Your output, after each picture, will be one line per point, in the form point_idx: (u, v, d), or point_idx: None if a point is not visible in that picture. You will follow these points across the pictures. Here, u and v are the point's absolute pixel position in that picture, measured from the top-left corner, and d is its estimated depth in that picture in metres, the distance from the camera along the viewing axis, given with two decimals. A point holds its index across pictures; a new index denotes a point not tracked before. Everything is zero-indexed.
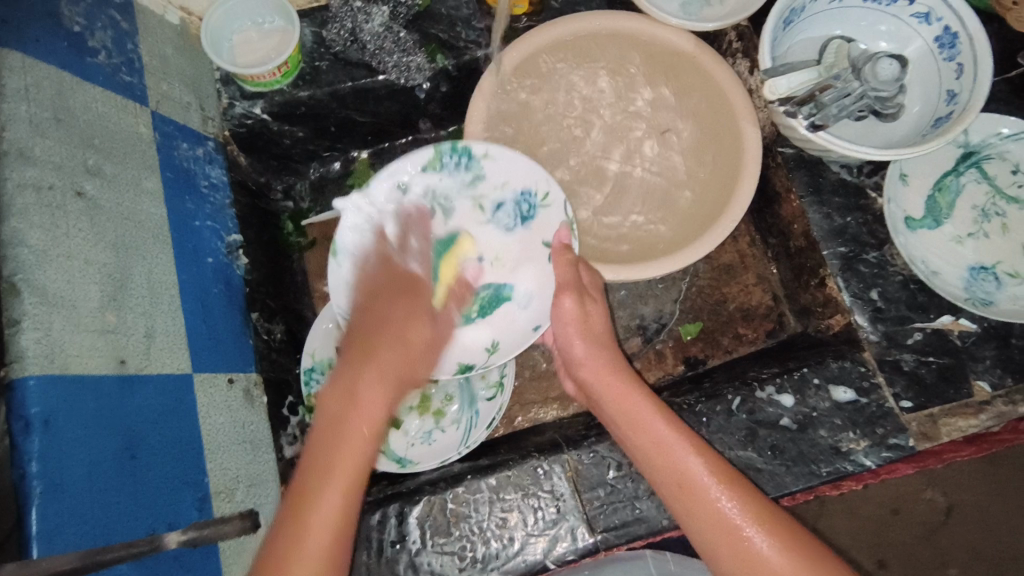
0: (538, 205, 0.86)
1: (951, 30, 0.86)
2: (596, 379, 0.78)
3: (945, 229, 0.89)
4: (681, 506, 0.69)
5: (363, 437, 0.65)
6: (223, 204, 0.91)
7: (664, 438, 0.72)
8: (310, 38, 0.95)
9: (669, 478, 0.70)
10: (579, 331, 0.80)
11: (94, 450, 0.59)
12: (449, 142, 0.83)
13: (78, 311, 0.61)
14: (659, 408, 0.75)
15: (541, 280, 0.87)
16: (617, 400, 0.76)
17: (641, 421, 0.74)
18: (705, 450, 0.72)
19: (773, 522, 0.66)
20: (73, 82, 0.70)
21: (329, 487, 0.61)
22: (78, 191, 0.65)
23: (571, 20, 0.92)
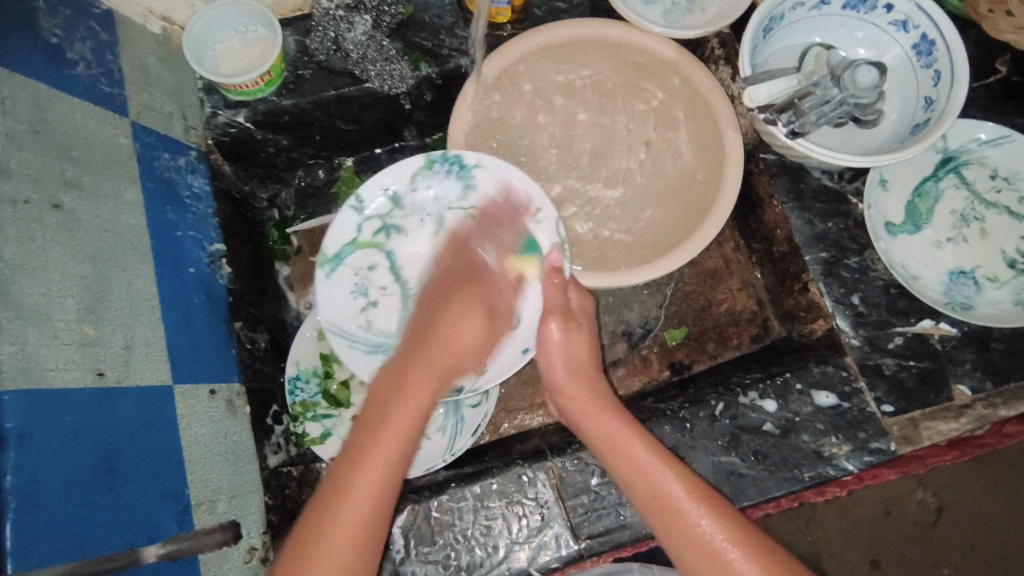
0: (530, 223, 0.86)
1: (928, 38, 0.87)
2: (580, 402, 0.80)
3: (925, 234, 0.89)
4: (662, 523, 0.71)
5: (392, 452, 0.71)
6: (205, 213, 0.90)
7: (645, 462, 0.74)
8: (294, 47, 0.96)
9: (648, 496, 0.72)
10: (564, 356, 0.82)
11: (71, 464, 0.58)
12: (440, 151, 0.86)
13: (55, 324, 0.60)
14: (638, 429, 0.77)
15: (531, 301, 0.87)
16: (596, 420, 0.78)
17: (620, 441, 0.76)
18: (683, 471, 0.73)
19: (748, 537, 0.68)
20: (50, 94, 0.70)
21: (359, 500, 0.67)
22: (55, 204, 0.65)
23: (554, 29, 0.93)
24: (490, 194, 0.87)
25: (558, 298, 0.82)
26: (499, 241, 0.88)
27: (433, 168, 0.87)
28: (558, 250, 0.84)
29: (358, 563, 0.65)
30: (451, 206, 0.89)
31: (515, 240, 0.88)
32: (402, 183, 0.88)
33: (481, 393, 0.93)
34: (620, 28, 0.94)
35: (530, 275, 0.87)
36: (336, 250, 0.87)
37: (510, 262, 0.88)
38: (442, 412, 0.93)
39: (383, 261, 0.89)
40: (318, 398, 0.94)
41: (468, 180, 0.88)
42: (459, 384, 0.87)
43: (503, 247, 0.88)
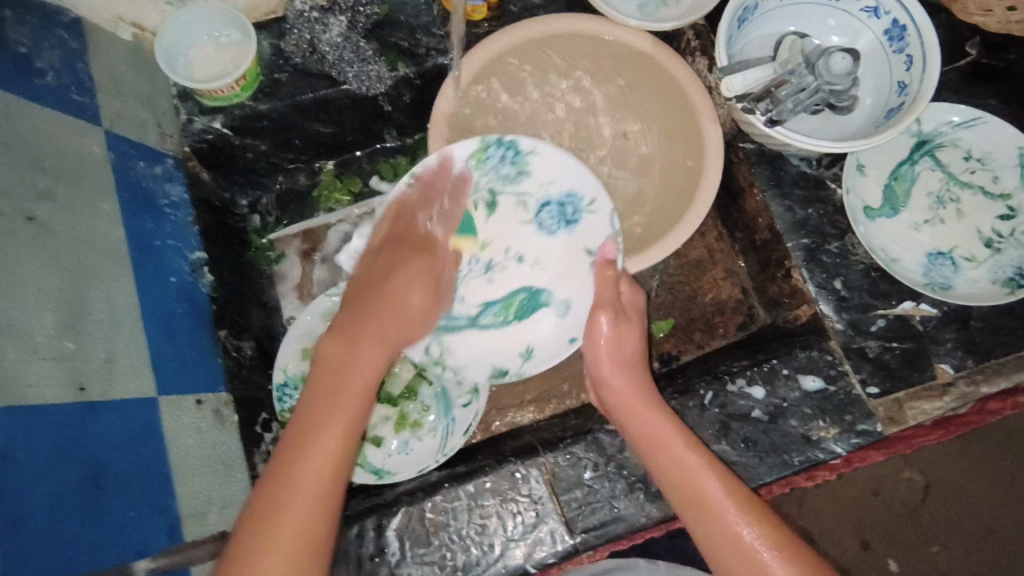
0: (583, 209, 0.85)
1: (899, 23, 0.88)
2: (622, 406, 0.79)
3: (903, 217, 0.91)
4: (704, 531, 0.71)
5: (353, 417, 0.68)
6: (185, 221, 0.89)
7: (694, 468, 0.73)
8: (269, 50, 0.94)
9: (690, 500, 0.72)
10: (611, 349, 0.81)
11: (56, 481, 0.58)
12: (494, 135, 0.83)
13: (33, 339, 0.59)
14: (688, 436, 0.76)
15: (581, 289, 0.86)
16: (639, 420, 0.77)
17: (665, 444, 0.75)
18: (727, 477, 0.73)
19: (793, 551, 0.67)
20: (20, 105, 0.68)
21: (322, 445, 0.64)
22: (28, 217, 0.64)
23: (536, 22, 0.93)
24: (551, 174, 0.85)
25: (611, 293, 0.81)
26: (550, 228, 0.87)
27: (489, 154, 0.85)
28: (613, 241, 0.82)
29: (326, 506, 0.62)
30: (503, 191, 0.87)
31: (567, 228, 0.86)
32: (465, 167, 0.84)
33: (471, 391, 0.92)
34: (595, 22, 0.94)
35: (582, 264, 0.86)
36: (387, 231, 0.85)
37: (567, 248, 0.86)
38: (434, 415, 0.93)
39: (439, 241, 0.87)
40: None
41: (522, 168, 0.86)
42: (505, 372, 0.88)
43: (558, 233, 0.87)
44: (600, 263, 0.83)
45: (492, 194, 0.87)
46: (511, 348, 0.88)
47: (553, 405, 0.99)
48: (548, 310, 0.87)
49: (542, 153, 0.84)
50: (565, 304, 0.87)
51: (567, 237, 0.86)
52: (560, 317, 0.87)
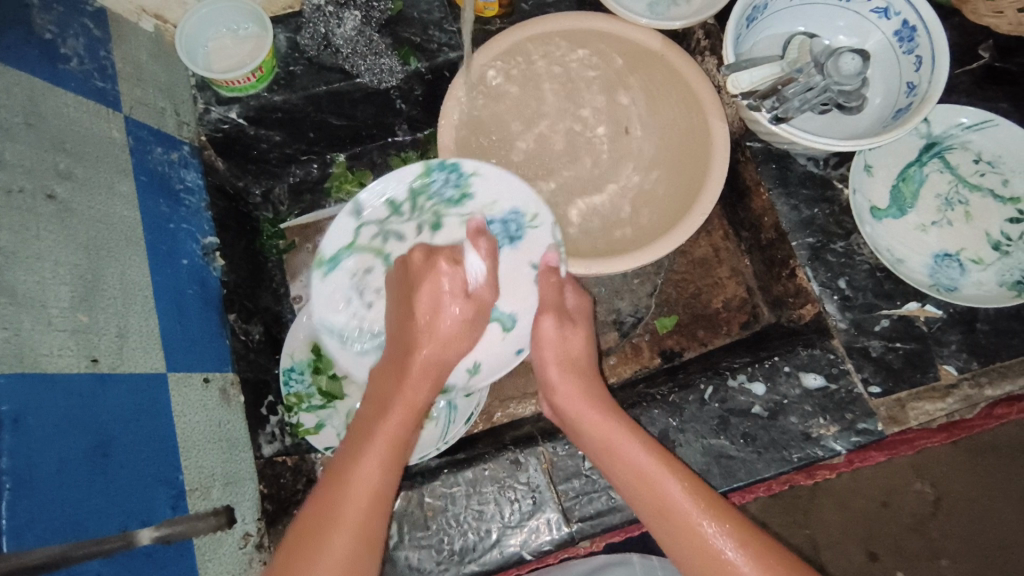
0: (527, 225, 0.85)
1: (909, 24, 0.88)
2: (569, 406, 0.78)
3: (910, 217, 0.90)
4: (666, 534, 0.69)
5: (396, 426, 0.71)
6: (199, 206, 0.92)
7: (649, 469, 0.72)
8: (285, 44, 0.96)
9: (653, 504, 0.70)
10: (556, 352, 0.81)
11: (65, 448, 0.60)
12: (439, 159, 0.83)
13: (49, 311, 0.62)
14: (635, 432, 0.75)
15: (525, 303, 0.86)
16: (594, 426, 0.76)
17: (617, 448, 0.74)
18: (684, 472, 0.71)
19: (752, 541, 0.65)
20: (44, 89, 0.71)
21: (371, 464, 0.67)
22: (48, 194, 0.66)
23: (540, 22, 0.95)
24: (498, 192, 0.84)
25: (553, 294, 0.82)
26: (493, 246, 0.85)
27: (432, 177, 0.84)
28: (555, 250, 0.84)
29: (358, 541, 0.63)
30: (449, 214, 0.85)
31: (511, 245, 0.85)
32: (401, 190, 0.84)
33: None
34: (607, 21, 0.96)
35: (527, 279, 0.86)
36: (332, 254, 0.83)
37: (510, 264, 0.86)
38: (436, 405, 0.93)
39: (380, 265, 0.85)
40: (312, 391, 0.94)
41: (465, 190, 0.85)
42: (450, 389, 0.86)
43: (501, 250, 0.86)
44: (543, 271, 0.84)
45: (437, 217, 0.86)
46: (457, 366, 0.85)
47: None
48: (494, 325, 0.86)
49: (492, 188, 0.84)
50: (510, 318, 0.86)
51: (512, 253, 0.85)
52: (505, 336, 0.86)
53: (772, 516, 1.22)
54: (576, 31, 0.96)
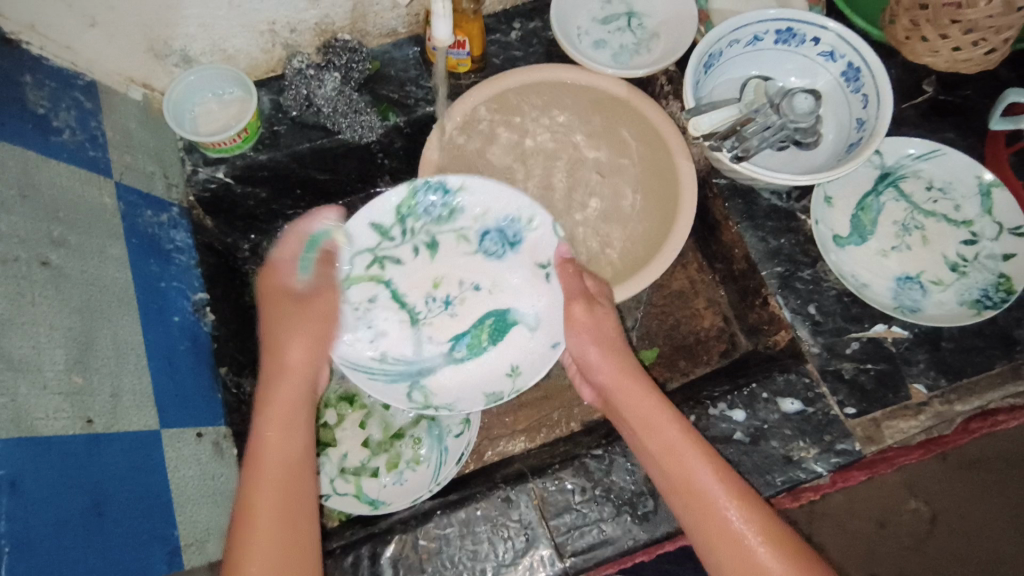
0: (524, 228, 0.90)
1: (853, 65, 0.95)
2: (614, 384, 0.82)
3: (871, 244, 0.95)
4: (687, 510, 0.72)
5: (284, 444, 0.72)
6: (188, 264, 0.94)
7: (688, 453, 0.74)
8: (269, 105, 1.02)
9: (679, 482, 0.73)
10: (597, 344, 0.84)
11: (62, 508, 0.61)
12: (423, 180, 0.87)
13: (44, 374, 0.63)
14: (667, 418, 0.77)
15: (550, 301, 0.90)
16: (629, 398, 0.81)
17: (656, 425, 0.77)
18: (713, 459, 0.74)
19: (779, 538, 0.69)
20: (38, 162, 0.74)
21: (276, 446, 0.72)
22: (43, 261, 0.69)
23: (501, 78, 1.00)
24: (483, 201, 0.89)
25: (575, 282, 0.85)
26: (496, 253, 0.91)
27: (418, 199, 0.88)
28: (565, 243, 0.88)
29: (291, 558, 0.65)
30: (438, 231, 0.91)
31: (512, 250, 0.91)
32: (389, 213, 0.88)
33: (463, 421, 0.97)
34: (574, 72, 1.01)
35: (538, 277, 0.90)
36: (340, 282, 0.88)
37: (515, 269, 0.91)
38: (426, 447, 0.96)
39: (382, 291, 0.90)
40: None
41: (454, 206, 0.90)
42: (499, 396, 0.89)
43: (504, 256, 0.91)
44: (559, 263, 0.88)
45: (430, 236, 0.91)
46: (497, 372, 0.91)
47: (544, 434, 1.02)
48: (518, 329, 0.91)
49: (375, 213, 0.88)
50: (536, 319, 0.91)
51: (516, 257, 0.91)
52: (535, 334, 0.91)
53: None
54: (535, 82, 1.01)
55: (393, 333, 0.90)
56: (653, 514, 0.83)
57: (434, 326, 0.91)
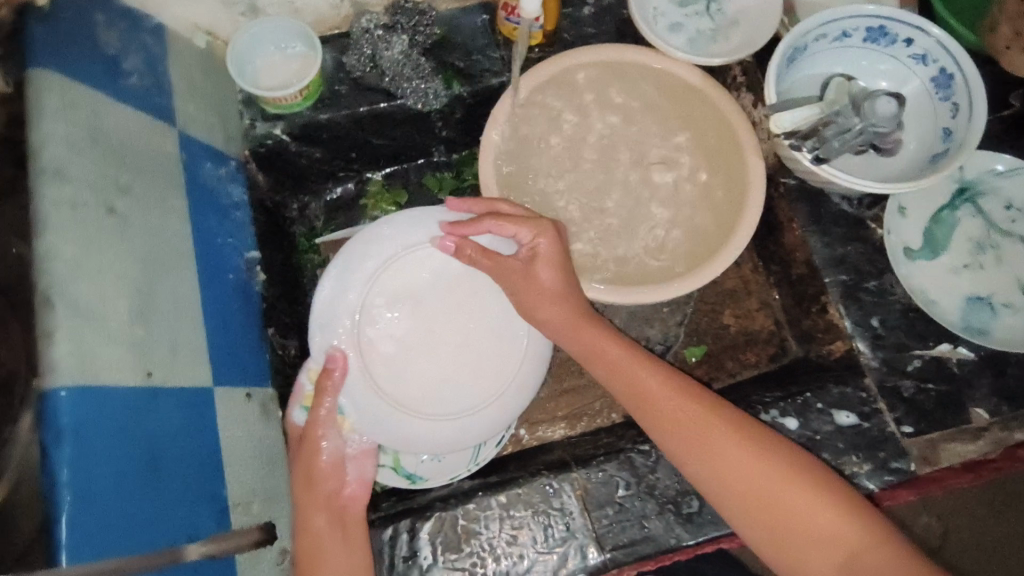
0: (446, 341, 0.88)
1: (946, 71, 0.91)
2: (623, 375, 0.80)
3: (942, 259, 0.92)
4: (738, 494, 0.70)
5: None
6: (243, 221, 0.92)
7: (763, 469, 0.70)
8: (331, 64, 0.99)
9: (720, 469, 0.71)
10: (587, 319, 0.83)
11: (122, 461, 0.60)
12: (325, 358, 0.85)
13: (108, 323, 0.62)
14: (725, 434, 0.73)
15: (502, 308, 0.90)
16: (641, 391, 0.78)
17: (677, 414, 0.75)
18: (789, 474, 0.70)
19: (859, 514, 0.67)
20: (108, 104, 0.72)
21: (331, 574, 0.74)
22: (110, 207, 0.67)
23: (559, 58, 0.98)
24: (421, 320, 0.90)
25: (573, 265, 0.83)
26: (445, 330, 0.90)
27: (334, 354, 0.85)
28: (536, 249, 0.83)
29: None
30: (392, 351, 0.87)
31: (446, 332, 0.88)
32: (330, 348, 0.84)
33: None
34: (637, 51, 0.98)
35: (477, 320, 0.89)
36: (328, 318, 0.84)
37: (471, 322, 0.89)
38: None
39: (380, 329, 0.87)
40: None
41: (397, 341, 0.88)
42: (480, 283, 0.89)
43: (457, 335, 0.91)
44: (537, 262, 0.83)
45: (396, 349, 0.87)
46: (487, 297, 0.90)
47: (584, 424, 1.02)
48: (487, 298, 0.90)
49: (351, 423, 0.83)
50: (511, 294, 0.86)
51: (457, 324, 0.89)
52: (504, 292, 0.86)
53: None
54: (595, 63, 0.99)
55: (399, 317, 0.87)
56: (697, 515, 0.82)
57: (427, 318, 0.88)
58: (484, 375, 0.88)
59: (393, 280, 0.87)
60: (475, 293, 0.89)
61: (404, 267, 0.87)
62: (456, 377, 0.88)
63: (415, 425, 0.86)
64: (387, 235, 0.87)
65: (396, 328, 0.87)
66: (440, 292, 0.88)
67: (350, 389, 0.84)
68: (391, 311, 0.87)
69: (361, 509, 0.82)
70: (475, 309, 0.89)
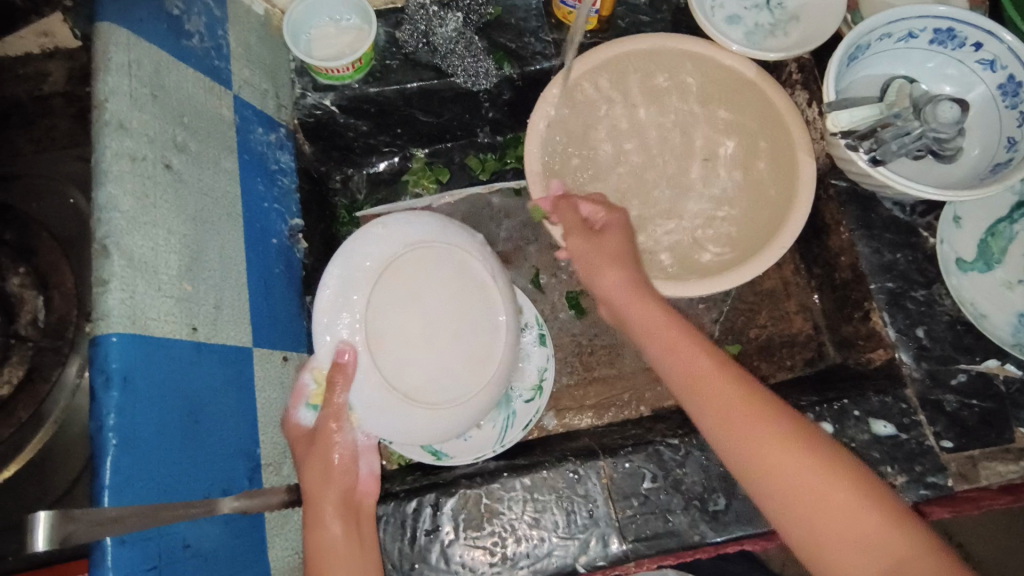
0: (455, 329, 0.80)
1: (1015, 79, 0.87)
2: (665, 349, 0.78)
3: (996, 273, 0.88)
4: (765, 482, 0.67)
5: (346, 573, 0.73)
6: (289, 188, 0.94)
7: (790, 458, 0.66)
8: (384, 38, 0.98)
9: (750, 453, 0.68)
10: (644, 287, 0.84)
11: (164, 411, 0.61)
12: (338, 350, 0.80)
13: (159, 277, 0.64)
14: (756, 418, 0.69)
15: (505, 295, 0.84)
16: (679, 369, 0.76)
17: (712, 392, 0.72)
18: (820, 467, 0.65)
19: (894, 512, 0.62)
20: (170, 62, 0.73)
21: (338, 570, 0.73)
22: (166, 164, 0.69)
23: (614, 45, 0.95)
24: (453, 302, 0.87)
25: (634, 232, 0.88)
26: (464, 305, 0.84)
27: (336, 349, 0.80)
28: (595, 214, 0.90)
29: None
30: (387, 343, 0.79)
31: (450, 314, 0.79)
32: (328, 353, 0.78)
33: (535, 388, 0.97)
34: (688, 41, 0.94)
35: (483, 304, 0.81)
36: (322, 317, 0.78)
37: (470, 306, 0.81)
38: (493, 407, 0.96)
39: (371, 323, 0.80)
40: None
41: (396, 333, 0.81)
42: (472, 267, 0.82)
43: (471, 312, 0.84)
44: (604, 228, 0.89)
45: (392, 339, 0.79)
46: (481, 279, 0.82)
47: (612, 414, 1.03)
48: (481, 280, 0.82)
49: (361, 417, 0.79)
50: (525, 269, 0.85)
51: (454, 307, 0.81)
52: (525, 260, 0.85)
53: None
54: (647, 52, 0.96)
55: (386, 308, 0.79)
56: (723, 513, 0.81)
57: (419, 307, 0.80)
58: (480, 365, 0.81)
59: (391, 276, 0.79)
60: (463, 282, 0.81)
61: (398, 264, 0.80)
62: (461, 369, 0.80)
63: (424, 419, 0.79)
64: (376, 235, 0.82)
65: (397, 321, 0.78)
66: (437, 285, 0.80)
67: (359, 385, 0.77)
68: (388, 306, 0.79)
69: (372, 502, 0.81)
70: (471, 301, 0.81)
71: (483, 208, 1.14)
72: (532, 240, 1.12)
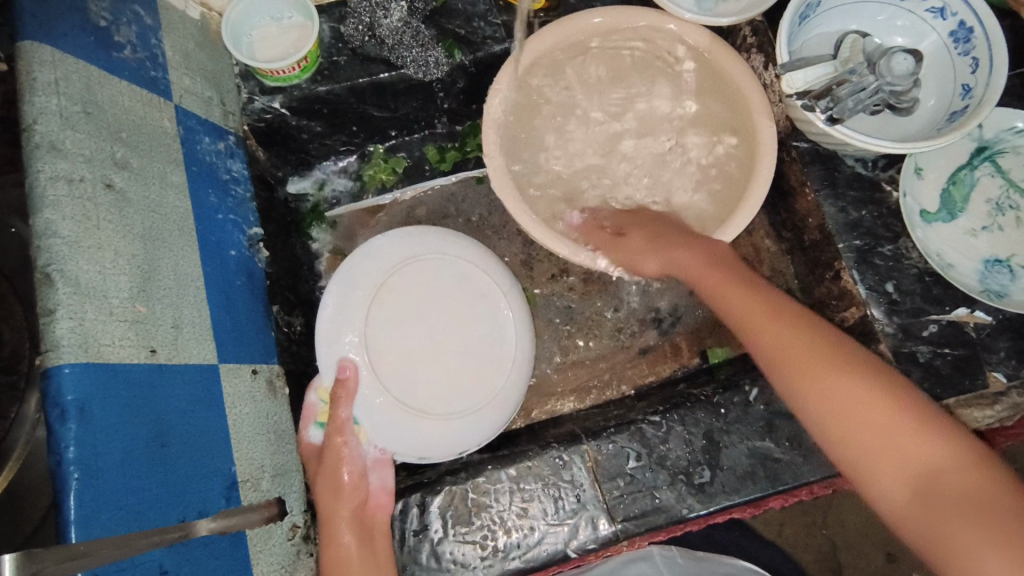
0: (459, 341, 0.87)
1: (966, 25, 0.87)
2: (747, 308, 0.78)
3: (959, 222, 0.88)
4: (834, 430, 0.67)
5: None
6: (244, 196, 0.91)
7: (860, 411, 0.66)
8: (329, 34, 0.95)
9: (829, 401, 0.68)
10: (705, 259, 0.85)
11: (128, 438, 0.60)
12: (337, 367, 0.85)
13: (110, 301, 0.62)
14: (831, 362, 0.69)
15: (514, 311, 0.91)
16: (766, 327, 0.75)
17: (797, 345, 0.72)
18: (895, 423, 0.64)
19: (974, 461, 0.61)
20: (101, 77, 0.70)
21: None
22: (107, 183, 0.66)
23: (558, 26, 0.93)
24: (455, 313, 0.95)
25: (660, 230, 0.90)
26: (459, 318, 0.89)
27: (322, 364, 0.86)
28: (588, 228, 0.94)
29: None
30: (394, 360, 0.85)
31: (455, 327, 0.88)
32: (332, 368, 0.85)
33: None
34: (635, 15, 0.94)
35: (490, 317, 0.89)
36: (330, 333, 0.86)
37: (470, 321, 0.89)
38: None
39: (379, 340, 0.85)
40: None
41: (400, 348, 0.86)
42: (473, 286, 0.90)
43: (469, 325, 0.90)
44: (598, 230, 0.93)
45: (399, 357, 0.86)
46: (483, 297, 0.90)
47: (594, 396, 1.03)
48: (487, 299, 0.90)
49: (368, 432, 0.84)
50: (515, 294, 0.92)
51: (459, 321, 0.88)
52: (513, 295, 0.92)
53: (792, 516, 1.19)
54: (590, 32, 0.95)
55: (393, 327, 0.86)
56: (709, 484, 0.81)
57: (424, 323, 0.87)
58: (486, 375, 0.88)
59: (390, 295, 0.87)
60: (474, 297, 0.89)
61: (398, 282, 0.88)
62: (461, 382, 0.87)
63: (434, 430, 0.85)
64: (375, 255, 0.89)
65: (400, 336, 0.86)
66: (438, 300, 0.88)
67: (364, 400, 0.84)
68: (391, 323, 0.86)
69: (385, 516, 0.81)
70: (476, 315, 0.89)
71: (448, 199, 1.12)
72: (501, 228, 1.11)
